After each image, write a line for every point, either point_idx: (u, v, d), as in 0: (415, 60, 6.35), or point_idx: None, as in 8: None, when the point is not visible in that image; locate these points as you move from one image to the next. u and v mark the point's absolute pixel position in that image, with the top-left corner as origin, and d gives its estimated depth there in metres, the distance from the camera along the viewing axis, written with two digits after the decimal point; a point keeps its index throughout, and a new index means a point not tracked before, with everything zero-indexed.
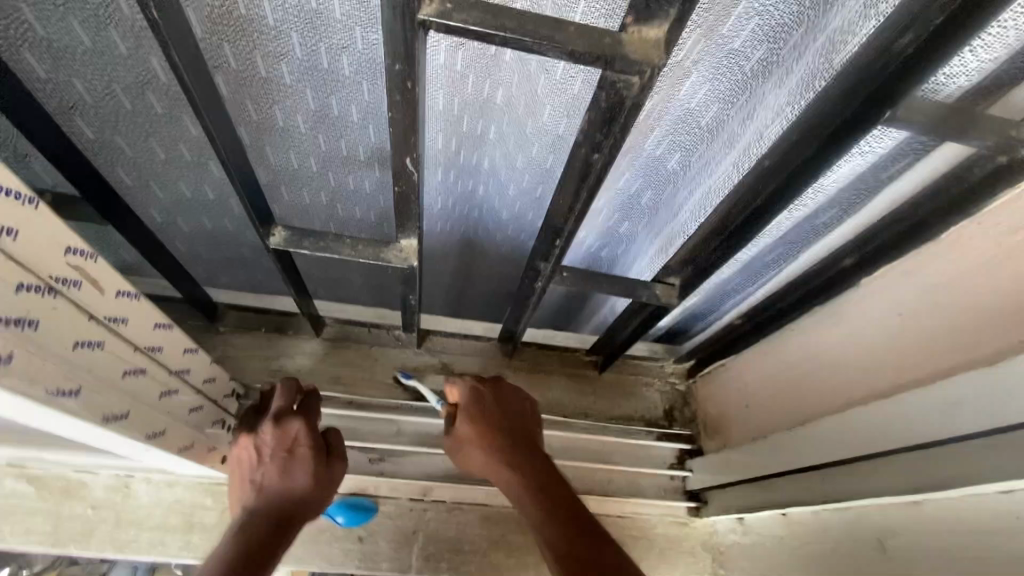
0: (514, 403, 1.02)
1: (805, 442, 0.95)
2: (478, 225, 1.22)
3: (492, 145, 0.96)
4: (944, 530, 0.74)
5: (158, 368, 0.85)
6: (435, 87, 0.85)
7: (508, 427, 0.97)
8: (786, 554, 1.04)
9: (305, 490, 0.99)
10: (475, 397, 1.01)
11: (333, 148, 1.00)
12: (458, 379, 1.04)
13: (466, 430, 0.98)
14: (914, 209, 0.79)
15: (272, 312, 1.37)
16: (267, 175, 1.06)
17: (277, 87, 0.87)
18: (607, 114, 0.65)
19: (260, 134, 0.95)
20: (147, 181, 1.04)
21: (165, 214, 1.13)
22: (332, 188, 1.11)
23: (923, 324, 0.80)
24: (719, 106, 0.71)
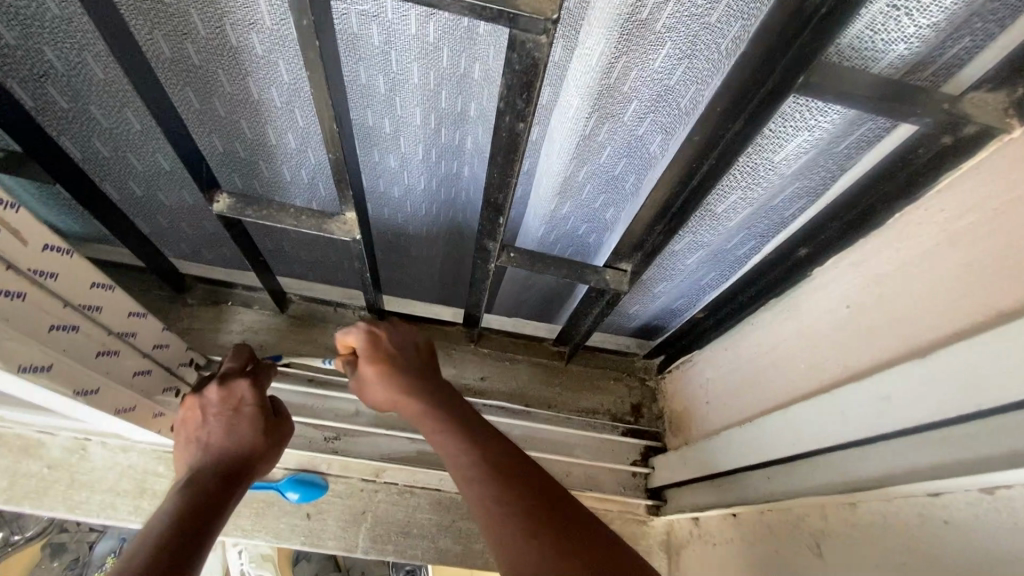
0: (413, 346, 0.93)
1: (752, 439, 0.91)
2: (460, 207, 1.10)
3: (476, 123, 0.88)
4: (875, 533, 0.70)
5: (93, 327, 0.86)
6: (411, 57, 0.75)
7: (412, 365, 0.89)
8: (732, 555, 1.00)
9: (253, 444, 0.99)
10: (373, 341, 0.89)
11: (314, 126, 0.90)
12: (350, 327, 0.90)
13: (369, 373, 0.88)
14: (863, 195, 0.75)
15: (238, 287, 1.38)
16: (242, 149, 0.96)
17: (249, 57, 0.79)
18: (523, 77, 0.63)
19: (236, 108, 0.87)
20: (126, 153, 1.01)
21: (147, 187, 1.10)
22: (313, 167, 1.01)
23: (867, 317, 0.76)
24: (695, 86, 0.68)
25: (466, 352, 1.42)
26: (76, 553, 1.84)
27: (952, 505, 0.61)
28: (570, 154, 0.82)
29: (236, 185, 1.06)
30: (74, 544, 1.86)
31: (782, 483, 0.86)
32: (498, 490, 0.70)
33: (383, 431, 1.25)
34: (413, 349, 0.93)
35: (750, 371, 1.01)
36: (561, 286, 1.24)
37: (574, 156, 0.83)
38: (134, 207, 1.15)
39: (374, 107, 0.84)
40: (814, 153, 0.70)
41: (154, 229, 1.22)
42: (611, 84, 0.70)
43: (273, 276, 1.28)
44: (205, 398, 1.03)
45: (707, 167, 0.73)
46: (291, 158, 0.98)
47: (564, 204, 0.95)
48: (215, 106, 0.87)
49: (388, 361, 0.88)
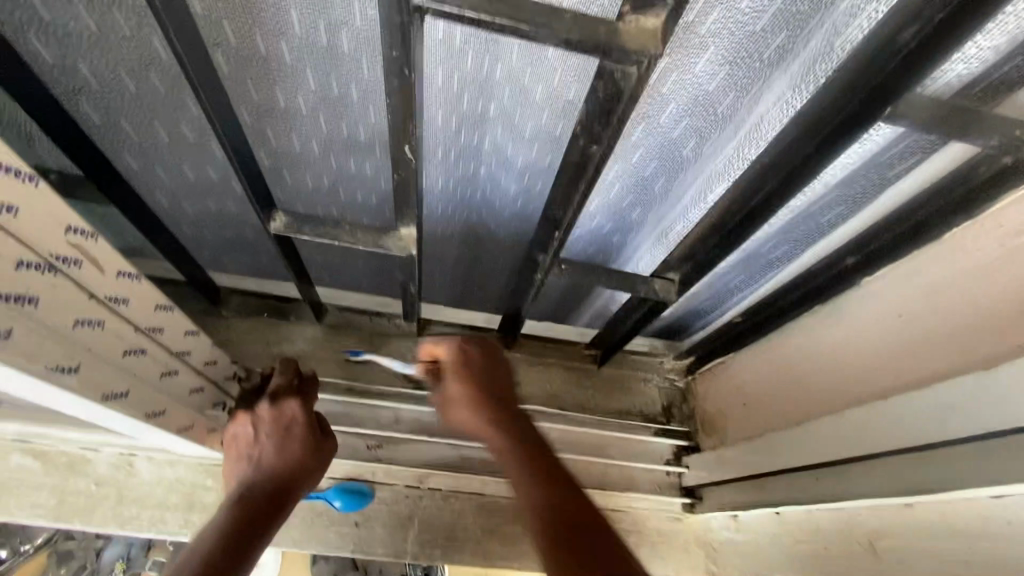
0: (503, 371, 0.96)
1: (801, 443, 0.95)
2: (481, 212, 1.08)
3: (494, 124, 0.87)
4: (935, 535, 0.74)
5: (158, 349, 0.87)
6: (438, 62, 0.77)
7: (495, 388, 0.93)
8: (778, 553, 1.04)
9: (299, 464, 1.00)
10: (462, 356, 0.96)
11: (337, 132, 0.90)
12: (441, 338, 0.98)
13: (453, 390, 0.94)
14: (916, 209, 0.78)
15: (272, 297, 1.38)
16: (267, 157, 0.96)
17: (277, 66, 0.79)
18: (605, 105, 0.65)
19: (262, 116, 0.87)
20: (159, 167, 1.00)
21: (183, 201, 1.09)
22: (335, 174, 0.99)
23: (921, 325, 0.79)
24: (733, 93, 0.68)
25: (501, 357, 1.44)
26: (84, 561, 1.76)
27: (1018, 507, 0.65)
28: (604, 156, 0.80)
29: (281, 199, 1.05)
30: (81, 551, 1.77)
31: (830, 484, 0.90)
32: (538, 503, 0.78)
33: (427, 438, 1.27)
34: (497, 369, 0.96)
35: (793, 374, 1.05)
36: (578, 286, 1.23)
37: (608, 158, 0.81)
38: (175, 222, 1.15)
39: None
40: (859, 164, 0.72)
41: (192, 243, 1.22)
42: (652, 88, 0.69)
43: (312, 288, 1.29)
44: (256, 415, 1.05)
45: (772, 185, 0.77)
46: (311, 164, 0.97)
47: (593, 208, 0.92)
48: (245, 114, 0.87)
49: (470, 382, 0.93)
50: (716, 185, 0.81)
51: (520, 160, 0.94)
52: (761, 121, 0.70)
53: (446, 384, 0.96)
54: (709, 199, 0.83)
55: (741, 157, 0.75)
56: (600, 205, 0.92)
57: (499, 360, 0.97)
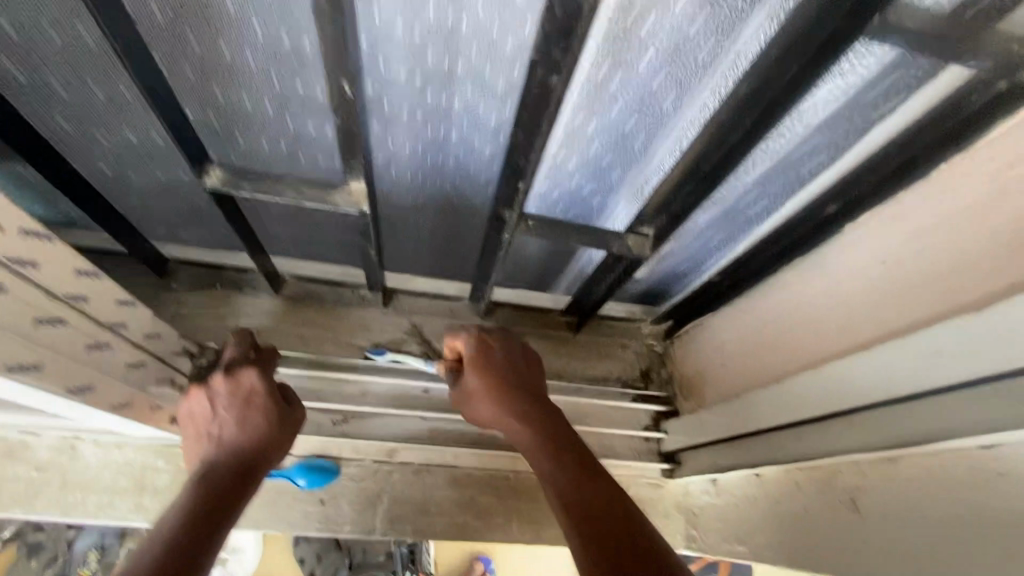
0: (526, 364, 0.92)
1: (780, 401, 0.91)
2: (455, 180, 1.00)
3: (464, 83, 0.79)
4: (917, 488, 0.71)
5: (82, 319, 0.78)
6: (397, 8, 0.69)
7: (519, 381, 0.88)
8: (758, 514, 1.01)
9: (265, 437, 0.93)
10: (482, 346, 0.92)
11: (292, 91, 0.80)
12: (461, 330, 0.94)
13: (474, 385, 0.89)
14: (902, 147, 0.72)
15: (227, 269, 1.30)
16: (215, 120, 0.85)
17: (218, 16, 0.68)
18: (564, 24, 0.57)
19: (207, 74, 0.77)
20: (93, 129, 0.89)
21: (119, 165, 0.99)
22: (292, 138, 0.89)
23: (906, 272, 0.75)
24: (713, 38, 0.64)
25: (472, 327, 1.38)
26: (54, 552, 1.69)
27: (1006, 455, 0.61)
28: (581, 105, 0.74)
29: (235, 165, 0.95)
30: (51, 542, 1.70)
31: (810, 442, 0.86)
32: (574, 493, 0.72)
33: (394, 411, 1.21)
34: (521, 363, 0.92)
35: (771, 332, 1.01)
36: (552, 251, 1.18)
37: (584, 109, 0.75)
38: (111, 189, 1.05)
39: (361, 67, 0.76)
40: (841, 104, 0.68)
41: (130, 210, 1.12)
42: (627, 28, 0.63)
43: (265, 257, 1.20)
44: (212, 389, 0.97)
45: (748, 123, 0.70)
46: (265, 128, 0.87)
47: (573, 164, 0.86)
48: (186, 71, 0.76)
49: (497, 376, 0.88)
50: (693, 133, 0.77)
51: (494, 119, 0.86)
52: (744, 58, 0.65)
53: (466, 376, 0.91)
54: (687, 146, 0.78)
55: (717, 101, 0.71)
56: (576, 161, 0.86)
57: (522, 355, 0.93)
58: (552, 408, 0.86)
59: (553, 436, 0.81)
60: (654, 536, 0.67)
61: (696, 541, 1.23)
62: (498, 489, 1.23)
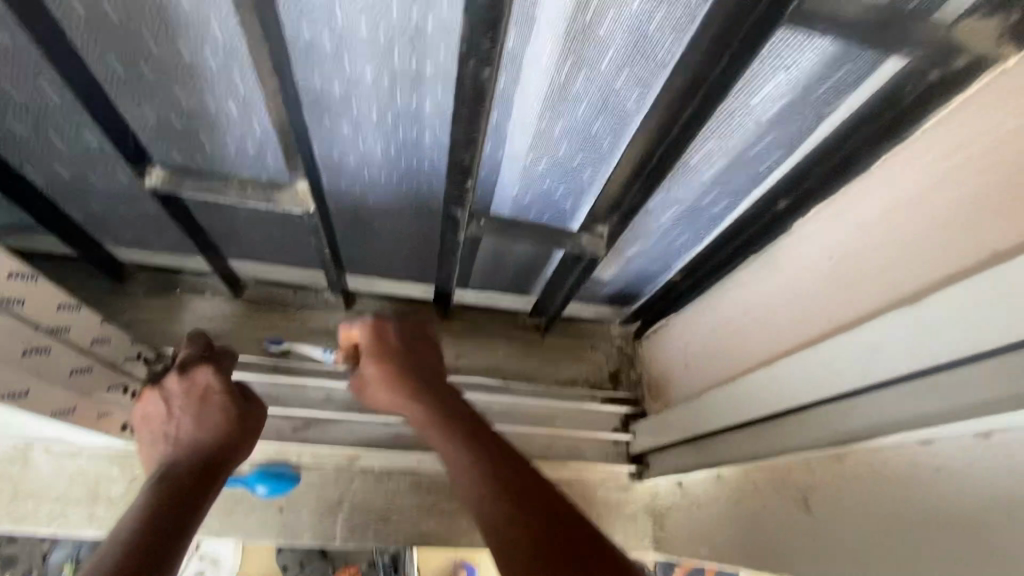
0: (422, 347, 0.88)
1: (735, 400, 0.90)
2: (421, 182, 0.99)
3: (434, 84, 0.78)
4: (864, 485, 0.70)
5: (16, 323, 0.76)
6: (358, 8, 0.67)
7: (415, 361, 0.85)
8: (719, 515, 1.00)
9: (225, 435, 0.87)
10: (375, 334, 0.87)
11: (253, 93, 0.79)
12: (356, 320, 0.89)
13: (370, 370, 0.85)
14: (845, 140, 0.72)
15: (186, 273, 1.28)
16: (178, 121, 0.84)
17: (172, 13, 0.68)
18: (488, 15, 0.56)
19: (165, 72, 0.76)
20: (45, 132, 0.88)
21: (75, 169, 0.97)
22: (258, 140, 0.88)
23: (852, 266, 0.74)
24: (673, 37, 0.62)
25: (438, 329, 1.36)
26: (28, 565, 1.64)
27: (945, 450, 0.61)
28: (545, 104, 0.74)
29: (198, 167, 0.93)
30: (27, 554, 1.66)
31: (764, 441, 0.85)
32: (473, 467, 0.69)
33: (356, 416, 1.19)
34: (416, 343, 0.88)
35: (730, 330, 1.00)
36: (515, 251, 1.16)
37: (549, 109, 0.74)
38: (61, 194, 1.03)
39: (319, 66, 0.75)
40: (789, 100, 0.67)
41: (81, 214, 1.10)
42: (584, 25, 0.63)
43: (223, 260, 1.19)
44: (166, 390, 0.91)
45: (687, 117, 0.70)
46: (230, 130, 0.86)
47: (545, 166, 0.85)
48: (143, 69, 0.76)
49: (392, 358, 0.84)
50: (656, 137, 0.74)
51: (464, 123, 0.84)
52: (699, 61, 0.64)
53: (361, 368, 0.87)
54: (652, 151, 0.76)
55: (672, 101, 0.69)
56: (546, 163, 0.85)
57: (416, 336, 0.89)
58: (448, 385, 0.83)
59: (448, 411, 0.77)
60: (566, 507, 0.64)
61: (664, 543, 1.21)
62: (463, 494, 1.21)
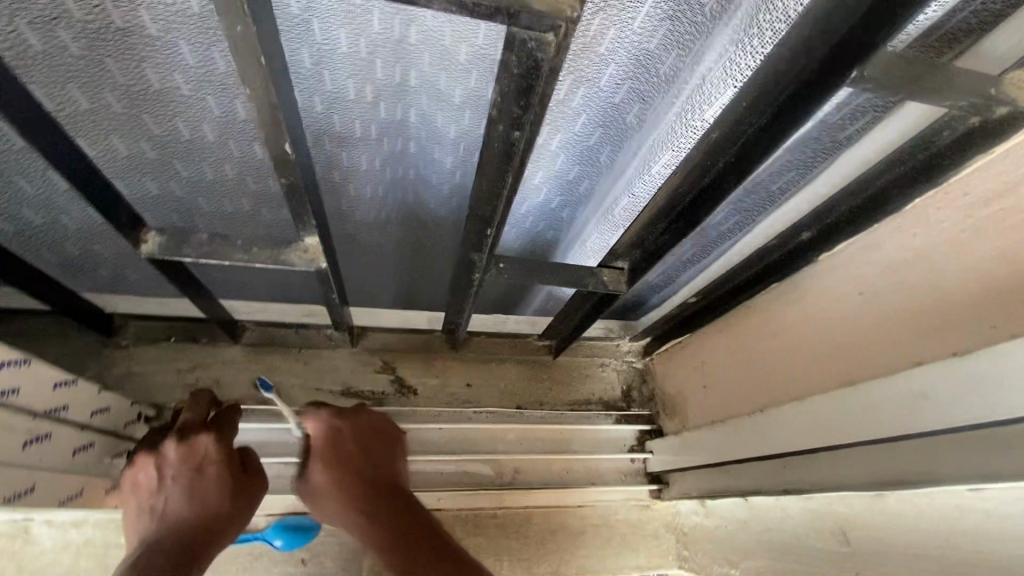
0: (377, 447, 0.89)
1: (766, 429, 0.91)
2: (411, 193, 0.97)
3: (417, 93, 0.76)
4: (908, 525, 0.71)
5: (13, 415, 0.71)
6: (338, 23, 0.64)
7: (369, 464, 0.86)
8: (749, 540, 1.01)
9: (214, 515, 0.80)
10: (331, 433, 0.89)
11: (231, 114, 0.75)
12: (313, 416, 0.90)
13: (320, 478, 0.85)
14: (876, 179, 0.71)
15: (179, 320, 1.21)
16: (151, 149, 0.80)
17: (140, 39, 0.64)
18: (522, 82, 0.52)
19: (134, 101, 0.71)
20: (11, 178, 0.79)
21: (46, 214, 0.89)
22: (237, 161, 0.84)
23: (884, 306, 0.74)
24: (677, 53, 0.60)
25: (447, 359, 1.33)
26: None
27: (996, 498, 0.61)
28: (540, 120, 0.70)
29: (178, 194, 0.90)
30: None
31: (797, 473, 0.86)
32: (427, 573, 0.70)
33: None
34: (374, 438, 0.90)
35: (752, 356, 1.00)
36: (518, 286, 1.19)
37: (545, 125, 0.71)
38: (26, 242, 0.94)
39: (299, 83, 0.72)
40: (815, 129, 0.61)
41: (61, 265, 1.03)
42: (582, 42, 0.59)
43: (217, 305, 1.13)
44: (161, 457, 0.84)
45: (721, 165, 0.68)
46: (208, 154, 0.82)
47: (541, 180, 0.82)
48: (110, 100, 0.71)
49: (351, 461, 0.85)
50: (658, 155, 0.67)
51: (453, 131, 0.83)
52: (702, 79, 0.58)
53: (311, 472, 0.86)
54: (650, 173, 0.70)
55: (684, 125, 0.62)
56: (543, 177, 0.81)
57: (372, 432, 0.91)
58: (399, 493, 0.84)
59: (397, 522, 0.78)
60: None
61: (688, 560, 1.22)
62: (486, 528, 1.20)
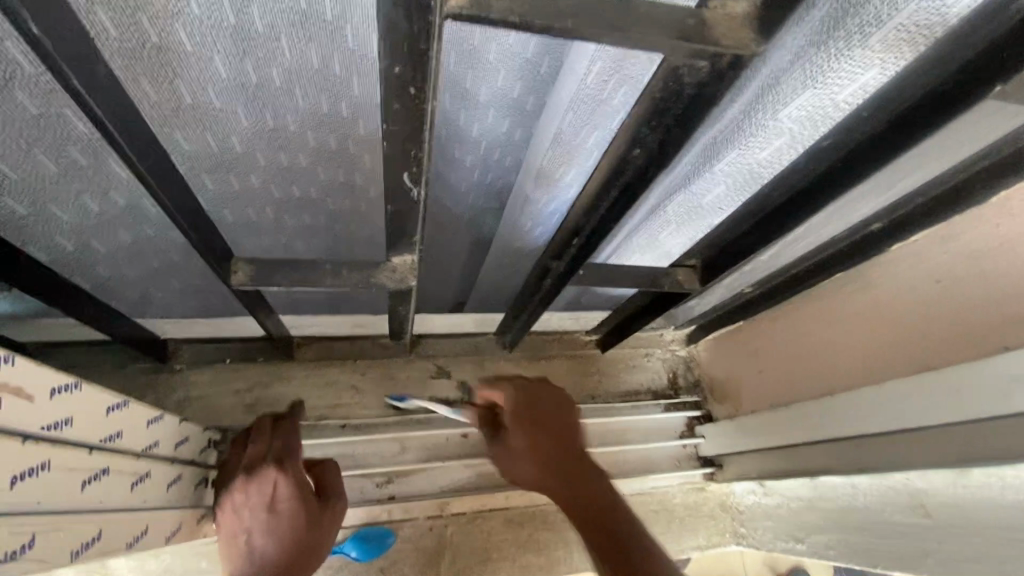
0: (554, 402, 0.86)
1: (833, 414, 0.95)
2: (440, 201, 0.93)
3: (467, 108, 0.71)
4: (998, 496, 0.76)
5: (120, 459, 0.69)
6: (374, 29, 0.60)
7: (552, 419, 0.84)
8: (819, 515, 1.06)
9: (300, 538, 0.82)
10: (525, 400, 0.86)
11: (264, 125, 0.72)
12: (501, 381, 0.89)
13: (516, 442, 0.84)
14: (959, 175, 0.75)
15: (235, 341, 1.21)
16: (180, 165, 0.75)
17: (175, 57, 0.59)
18: (661, 104, 0.55)
19: (166, 118, 0.67)
20: (48, 205, 0.72)
21: (85, 239, 0.81)
22: (266, 171, 0.80)
23: (965, 295, 0.79)
24: (772, 73, 0.57)
25: (500, 360, 1.35)
26: None
27: None
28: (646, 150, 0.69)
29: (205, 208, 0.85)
30: None
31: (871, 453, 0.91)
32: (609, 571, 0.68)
33: (440, 462, 1.18)
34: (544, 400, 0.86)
35: (813, 341, 1.05)
36: (581, 294, 1.19)
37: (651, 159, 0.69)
38: (73, 270, 0.87)
39: (326, 88, 0.67)
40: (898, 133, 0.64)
41: (103, 296, 0.96)
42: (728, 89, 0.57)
43: (275, 322, 1.12)
44: (234, 495, 0.84)
45: (819, 169, 0.73)
46: (238, 165, 0.77)
47: (573, 180, 0.77)
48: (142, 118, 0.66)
49: (536, 423, 0.84)
50: (723, 151, 0.68)
51: (488, 141, 0.78)
52: (776, 78, 0.57)
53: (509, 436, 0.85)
54: (713, 168, 0.71)
55: (754, 116, 0.62)
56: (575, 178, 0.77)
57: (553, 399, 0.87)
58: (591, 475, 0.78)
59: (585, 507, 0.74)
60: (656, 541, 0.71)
61: (747, 538, 1.28)
62: (554, 522, 1.22)
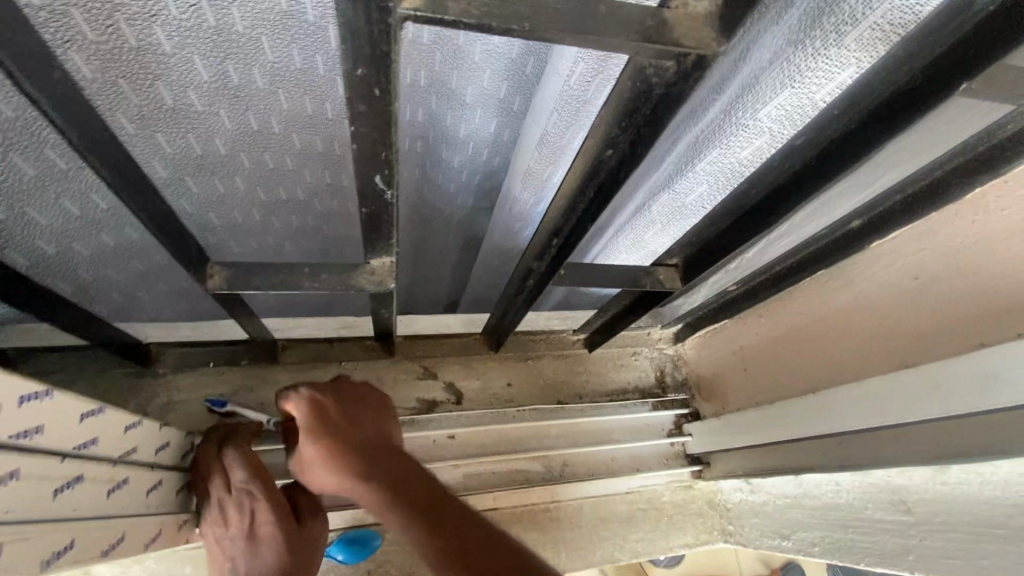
0: (356, 404, 0.85)
1: (815, 411, 0.95)
2: (426, 193, 0.96)
3: (445, 104, 0.74)
4: (977, 491, 0.76)
5: (96, 465, 0.68)
6: None
7: (353, 417, 0.83)
8: (805, 512, 1.06)
9: (288, 561, 0.82)
10: (320, 410, 0.82)
11: (246, 128, 0.71)
12: (292, 394, 0.84)
13: (310, 451, 0.80)
14: (934, 171, 0.75)
15: (220, 344, 1.20)
16: (162, 168, 0.74)
17: (155, 59, 0.59)
18: (631, 104, 0.55)
19: (146, 121, 0.66)
20: (24, 210, 0.72)
21: (62, 244, 0.80)
22: (248, 174, 0.80)
23: (942, 291, 0.79)
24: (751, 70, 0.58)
25: (487, 361, 1.35)
26: None
27: None
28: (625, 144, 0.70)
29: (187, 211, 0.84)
30: None
31: (854, 450, 0.91)
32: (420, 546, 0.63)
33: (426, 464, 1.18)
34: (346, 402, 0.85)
35: (797, 338, 1.05)
36: (566, 294, 1.19)
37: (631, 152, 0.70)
38: (49, 275, 0.86)
39: (309, 90, 0.67)
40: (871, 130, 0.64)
41: (82, 301, 0.95)
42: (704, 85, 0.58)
43: (259, 325, 1.12)
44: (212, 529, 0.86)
45: (795, 167, 0.73)
46: (221, 168, 0.77)
47: (558, 179, 0.78)
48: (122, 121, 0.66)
49: (336, 427, 0.81)
50: (706, 150, 0.69)
51: (470, 135, 0.81)
52: (756, 77, 0.58)
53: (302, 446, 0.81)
54: (695, 168, 0.72)
55: (735, 114, 0.63)
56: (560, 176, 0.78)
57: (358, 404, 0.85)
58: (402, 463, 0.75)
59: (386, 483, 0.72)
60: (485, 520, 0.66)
61: (734, 535, 1.28)
62: (541, 522, 1.21)
